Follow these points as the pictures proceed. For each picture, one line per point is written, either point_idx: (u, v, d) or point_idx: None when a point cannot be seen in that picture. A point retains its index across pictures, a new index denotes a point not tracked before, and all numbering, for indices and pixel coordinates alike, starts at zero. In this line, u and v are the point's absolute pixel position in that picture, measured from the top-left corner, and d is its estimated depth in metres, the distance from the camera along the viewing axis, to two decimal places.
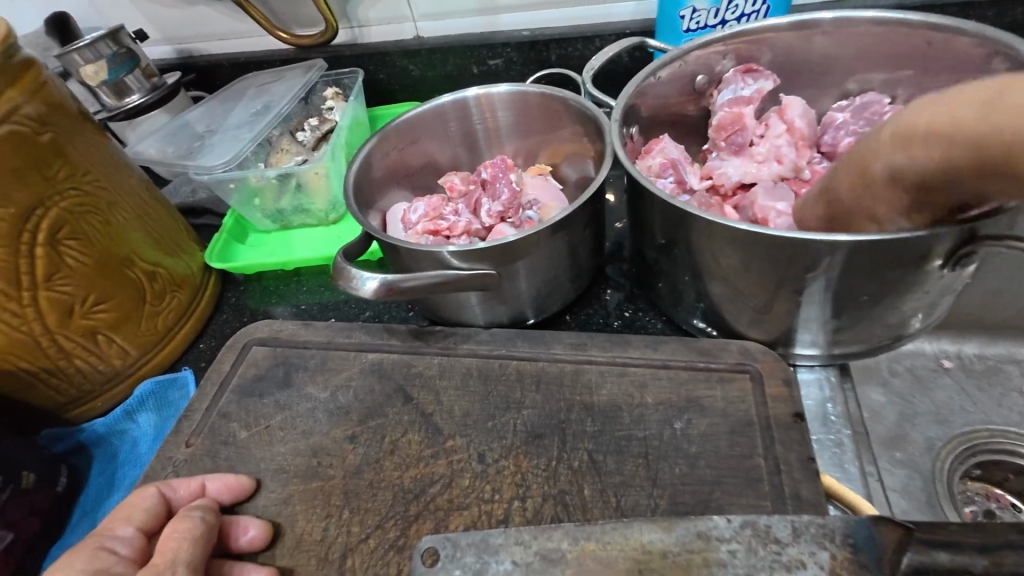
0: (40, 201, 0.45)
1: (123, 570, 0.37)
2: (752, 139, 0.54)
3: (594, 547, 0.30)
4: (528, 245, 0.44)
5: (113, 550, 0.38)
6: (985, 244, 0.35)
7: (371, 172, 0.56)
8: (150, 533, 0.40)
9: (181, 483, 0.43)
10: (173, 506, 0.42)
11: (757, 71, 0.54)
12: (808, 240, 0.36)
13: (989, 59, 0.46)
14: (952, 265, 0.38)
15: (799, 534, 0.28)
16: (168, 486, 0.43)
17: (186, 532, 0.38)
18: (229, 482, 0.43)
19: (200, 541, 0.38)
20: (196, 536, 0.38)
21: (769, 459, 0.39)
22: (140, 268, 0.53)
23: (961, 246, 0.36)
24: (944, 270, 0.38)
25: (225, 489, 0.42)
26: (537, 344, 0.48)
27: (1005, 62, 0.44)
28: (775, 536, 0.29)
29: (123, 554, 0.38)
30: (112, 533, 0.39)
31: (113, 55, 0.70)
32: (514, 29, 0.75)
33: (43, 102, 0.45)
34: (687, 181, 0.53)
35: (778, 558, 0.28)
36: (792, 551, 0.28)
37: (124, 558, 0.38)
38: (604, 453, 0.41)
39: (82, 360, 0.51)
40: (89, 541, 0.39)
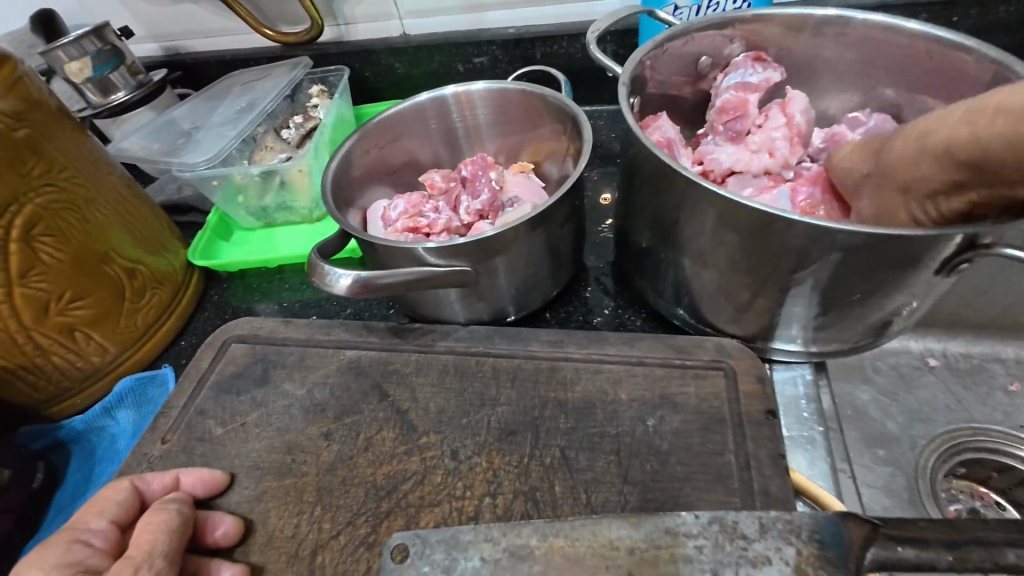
0: (15, 197, 0.45)
1: (96, 564, 0.37)
2: (751, 127, 0.54)
3: (562, 543, 0.32)
4: (504, 242, 0.44)
5: (86, 544, 0.38)
6: (986, 253, 0.35)
7: (351, 169, 0.56)
8: (122, 527, 0.40)
9: (154, 477, 0.42)
10: (145, 499, 0.42)
11: (766, 60, 0.54)
12: (779, 237, 0.36)
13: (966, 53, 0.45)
14: (948, 271, 0.37)
15: (766, 529, 0.30)
16: (141, 480, 0.43)
17: (161, 525, 0.38)
18: (203, 476, 0.42)
19: (176, 531, 0.38)
20: (172, 527, 0.38)
21: (740, 456, 0.39)
22: (118, 264, 0.53)
23: (959, 254, 0.35)
24: (937, 274, 0.37)
25: (198, 483, 0.42)
26: (514, 341, 0.48)
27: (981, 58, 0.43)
28: (742, 532, 0.30)
29: (97, 548, 0.38)
30: (84, 528, 0.39)
31: (98, 52, 0.70)
32: (500, 27, 0.75)
33: (19, 98, 0.45)
34: (681, 163, 0.53)
35: (744, 553, 0.29)
36: (759, 548, 0.29)
37: (97, 552, 0.38)
38: (576, 450, 0.41)
39: (60, 357, 0.51)
40: (61, 536, 0.38)
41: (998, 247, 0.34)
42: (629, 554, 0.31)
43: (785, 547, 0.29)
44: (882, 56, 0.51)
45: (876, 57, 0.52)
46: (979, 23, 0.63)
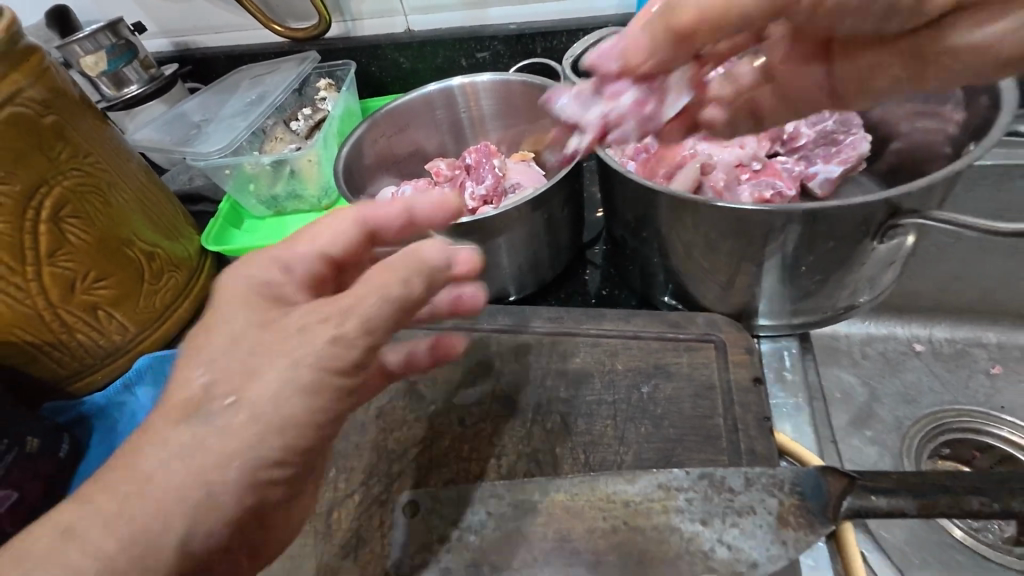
0: (43, 179, 0.48)
1: (291, 296, 0.33)
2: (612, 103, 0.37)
3: (562, 498, 0.38)
4: (507, 220, 0.47)
5: (286, 267, 0.34)
6: (910, 217, 0.38)
7: (362, 156, 0.59)
8: (335, 256, 0.36)
9: (382, 208, 0.37)
10: (373, 224, 0.37)
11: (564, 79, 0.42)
12: (764, 214, 0.38)
13: None
14: (883, 238, 0.41)
15: (751, 483, 0.36)
16: (370, 211, 0.37)
17: (367, 287, 0.30)
18: (438, 200, 0.38)
19: (389, 300, 0.30)
20: (387, 295, 0.30)
21: (727, 419, 0.42)
22: (138, 248, 0.56)
23: (890, 218, 0.38)
24: (875, 242, 0.40)
25: (434, 207, 0.38)
26: (516, 318, 0.50)
27: None
28: (729, 485, 0.36)
29: (296, 276, 0.34)
30: (290, 250, 0.35)
31: (112, 47, 0.73)
32: (501, 23, 0.78)
33: (46, 87, 0.48)
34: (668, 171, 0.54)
35: (731, 504, 0.36)
36: (744, 500, 0.36)
37: (293, 282, 0.34)
38: (575, 416, 0.44)
39: (84, 334, 0.53)
40: (269, 252, 0.34)
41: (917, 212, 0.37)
42: (625, 507, 0.37)
43: (768, 499, 0.36)
44: None
45: None
46: None
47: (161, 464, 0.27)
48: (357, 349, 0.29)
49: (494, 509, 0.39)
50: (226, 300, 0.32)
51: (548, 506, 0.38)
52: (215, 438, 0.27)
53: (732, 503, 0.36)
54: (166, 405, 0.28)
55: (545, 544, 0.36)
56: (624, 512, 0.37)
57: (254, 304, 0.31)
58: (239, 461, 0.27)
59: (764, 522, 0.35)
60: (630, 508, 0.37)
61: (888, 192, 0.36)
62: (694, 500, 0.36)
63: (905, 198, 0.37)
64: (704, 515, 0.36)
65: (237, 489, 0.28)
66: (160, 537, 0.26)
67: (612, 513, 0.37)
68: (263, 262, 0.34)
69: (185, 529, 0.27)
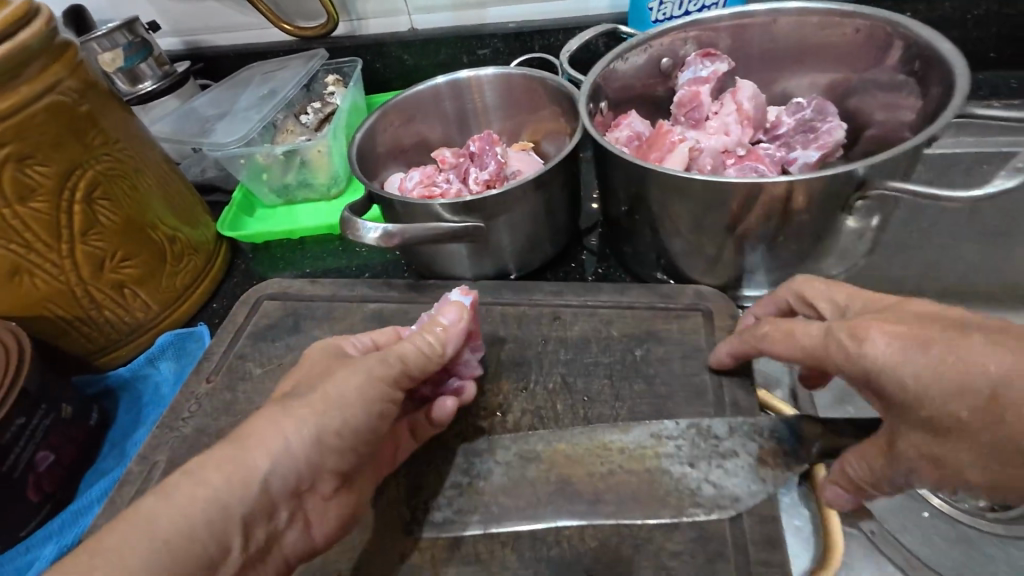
0: (77, 164, 0.51)
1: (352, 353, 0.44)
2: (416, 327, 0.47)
3: (563, 447, 0.43)
4: (509, 199, 0.50)
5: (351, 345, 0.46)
6: (875, 188, 0.42)
7: (374, 146, 0.63)
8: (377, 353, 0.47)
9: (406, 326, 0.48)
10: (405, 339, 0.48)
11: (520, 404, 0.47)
12: (747, 185, 0.42)
13: (892, 41, 0.53)
14: (851, 209, 0.44)
15: (735, 430, 0.41)
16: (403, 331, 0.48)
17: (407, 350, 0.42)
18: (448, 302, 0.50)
19: (422, 352, 0.42)
20: (422, 349, 0.42)
21: (714, 376, 0.46)
22: (162, 231, 0.59)
23: (855, 193, 0.43)
24: (844, 215, 0.44)
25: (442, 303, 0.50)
26: (518, 292, 0.54)
27: (905, 45, 0.52)
28: (714, 433, 0.41)
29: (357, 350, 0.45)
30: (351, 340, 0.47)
31: (128, 44, 0.77)
32: (501, 22, 0.82)
33: (81, 78, 0.51)
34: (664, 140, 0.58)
35: (716, 449, 0.41)
36: (727, 445, 0.41)
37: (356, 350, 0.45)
38: (574, 376, 0.47)
39: (111, 311, 0.57)
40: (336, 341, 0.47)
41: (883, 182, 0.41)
42: (621, 454, 0.42)
43: (750, 443, 0.40)
44: (827, 51, 0.58)
45: (824, 51, 0.59)
46: (928, 19, 0.67)
47: (261, 432, 0.37)
48: (399, 368, 0.41)
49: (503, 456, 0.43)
50: (308, 367, 0.43)
51: (551, 454, 0.42)
52: (292, 414, 0.37)
53: (716, 444, 0.41)
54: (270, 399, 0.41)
55: (548, 486, 0.41)
56: (620, 458, 0.41)
57: (327, 364, 0.43)
58: (313, 427, 0.37)
59: (745, 464, 0.40)
60: (623, 454, 0.41)
61: (854, 164, 0.40)
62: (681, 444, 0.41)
63: (870, 171, 0.41)
64: (692, 458, 0.41)
65: (306, 449, 0.37)
66: (252, 473, 0.36)
67: (608, 458, 0.41)
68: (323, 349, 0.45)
69: (270, 470, 0.36)
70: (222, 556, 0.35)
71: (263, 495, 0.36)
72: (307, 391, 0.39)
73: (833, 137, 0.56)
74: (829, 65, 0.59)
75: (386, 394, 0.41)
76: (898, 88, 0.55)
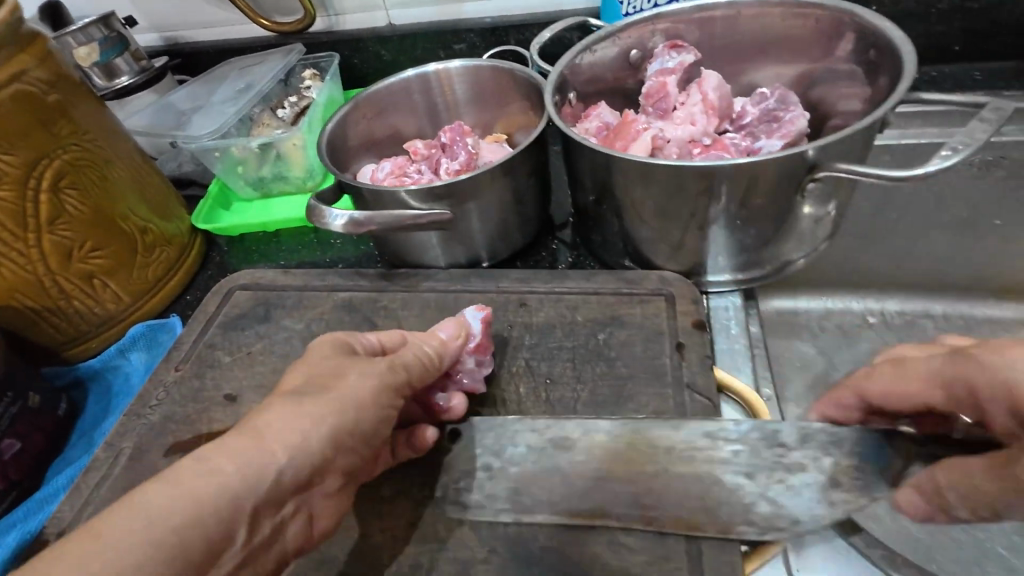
0: (44, 153, 0.51)
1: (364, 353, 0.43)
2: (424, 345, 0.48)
3: (602, 438, 0.43)
4: (476, 186, 0.51)
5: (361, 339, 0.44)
6: (825, 170, 0.42)
7: (346, 137, 0.63)
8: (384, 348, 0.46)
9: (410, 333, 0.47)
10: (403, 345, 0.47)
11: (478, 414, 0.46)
12: (704, 168, 0.43)
13: (850, 32, 0.54)
14: (805, 192, 0.45)
15: (806, 442, 0.41)
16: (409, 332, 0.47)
17: (413, 358, 0.43)
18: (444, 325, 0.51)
19: (427, 364, 0.43)
20: (427, 361, 0.44)
21: (673, 358, 0.47)
22: (133, 222, 0.59)
23: (807, 175, 0.43)
24: (797, 197, 0.45)
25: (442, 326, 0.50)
26: (487, 280, 0.55)
27: (863, 36, 0.53)
28: (783, 442, 0.42)
29: (369, 347, 0.44)
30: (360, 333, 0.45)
31: (104, 39, 0.77)
32: (478, 17, 0.82)
33: (49, 68, 0.51)
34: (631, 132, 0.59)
35: (779, 461, 0.41)
36: (795, 457, 0.41)
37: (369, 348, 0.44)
38: (538, 360, 0.49)
39: (80, 302, 0.57)
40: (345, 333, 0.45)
41: (832, 163, 0.42)
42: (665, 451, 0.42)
43: (822, 458, 0.41)
44: (791, 42, 0.59)
45: (789, 43, 0.60)
46: (893, 12, 0.68)
47: (272, 425, 0.36)
48: (404, 377, 0.42)
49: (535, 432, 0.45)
50: (314, 358, 0.42)
51: (587, 443, 0.43)
52: (305, 409, 0.37)
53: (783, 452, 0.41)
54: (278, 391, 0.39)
55: (586, 478, 0.42)
56: (666, 457, 0.42)
57: (341, 361, 0.41)
58: (329, 423, 0.37)
59: (814, 480, 0.40)
60: (671, 451, 0.42)
61: (803, 146, 0.41)
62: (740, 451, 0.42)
63: (820, 154, 0.42)
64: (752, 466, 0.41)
65: (321, 445, 0.37)
66: (266, 465, 0.35)
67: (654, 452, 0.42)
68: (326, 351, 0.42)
69: (283, 464, 0.35)
70: (224, 546, 0.33)
71: (274, 488, 0.35)
72: (320, 387, 0.39)
73: (796, 127, 0.56)
74: (793, 58, 0.61)
75: (391, 401, 0.41)
76: (857, 79, 0.56)
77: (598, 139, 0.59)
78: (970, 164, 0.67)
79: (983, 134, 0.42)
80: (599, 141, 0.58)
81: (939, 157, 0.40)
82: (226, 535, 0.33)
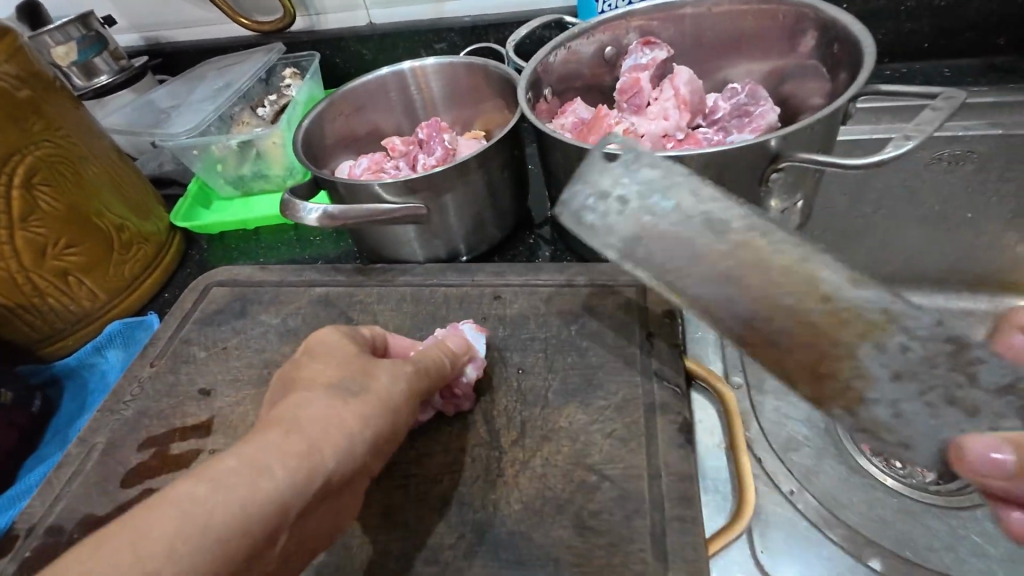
0: (16, 148, 0.51)
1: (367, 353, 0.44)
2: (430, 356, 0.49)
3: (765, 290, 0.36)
4: (449, 180, 0.51)
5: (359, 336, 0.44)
6: (786, 159, 0.43)
7: (323, 134, 0.64)
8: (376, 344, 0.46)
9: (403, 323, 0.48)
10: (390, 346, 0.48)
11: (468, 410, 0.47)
12: (671, 159, 0.43)
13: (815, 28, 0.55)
14: (768, 182, 0.46)
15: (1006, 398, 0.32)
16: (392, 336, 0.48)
17: (432, 361, 0.43)
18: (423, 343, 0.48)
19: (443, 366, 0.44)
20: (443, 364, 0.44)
21: (643, 347, 0.49)
22: (109, 219, 0.59)
23: (770, 165, 0.44)
24: (762, 187, 0.46)
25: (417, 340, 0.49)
26: (463, 274, 0.56)
27: (829, 32, 0.54)
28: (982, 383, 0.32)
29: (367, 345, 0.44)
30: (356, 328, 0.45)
31: (82, 38, 0.77)
32: (457, 16, 0.83)
33: (20, 63, 0.51)
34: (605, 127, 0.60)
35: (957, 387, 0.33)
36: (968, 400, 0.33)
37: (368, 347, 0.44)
38: (511, 350, 0.50)
39: (55, 299, 0.57)
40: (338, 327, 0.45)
41: (792, 153, 0.43)
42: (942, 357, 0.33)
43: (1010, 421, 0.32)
44: (762, 39, 0.60)
45: (760, 40, 0.61)
46: (863, 10, 0.70)
47: (318, 423, 0.35)
48: (429, 379, 0.42)
49: (688, 204, 0.40)
50: (320, 350, 0.42)
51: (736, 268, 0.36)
52: (351, 407, 0.37)
53: (965, 381, 0.33)
54: (299, 388, 0.39)
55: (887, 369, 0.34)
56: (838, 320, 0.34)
57: (353, 358, 0.41)
58: (371, 425, 0.37)
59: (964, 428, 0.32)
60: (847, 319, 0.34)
61: (765, 136, 0.42)
62: (914, 351, 0.33)
63: (782, 144, 0.43)
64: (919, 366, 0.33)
65: (364, 445, 0.37)
66: (317, 465, 0.34)
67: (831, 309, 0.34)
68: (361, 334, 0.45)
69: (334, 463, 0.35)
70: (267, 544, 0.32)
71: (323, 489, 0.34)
72: (361, 386, 0.39)
73: (767, 121, 0.57)
74: (763, 54, 0.62)
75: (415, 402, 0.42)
76: (823, 73, 0.57)
77: (573, 134, 0.60)
78: (939, 159, 0.66)
79: (936, 123, 0.43)
80: (573, 136, 0.58)
81: (895, 144, 0.41)
82: (268, 538, 0.31)
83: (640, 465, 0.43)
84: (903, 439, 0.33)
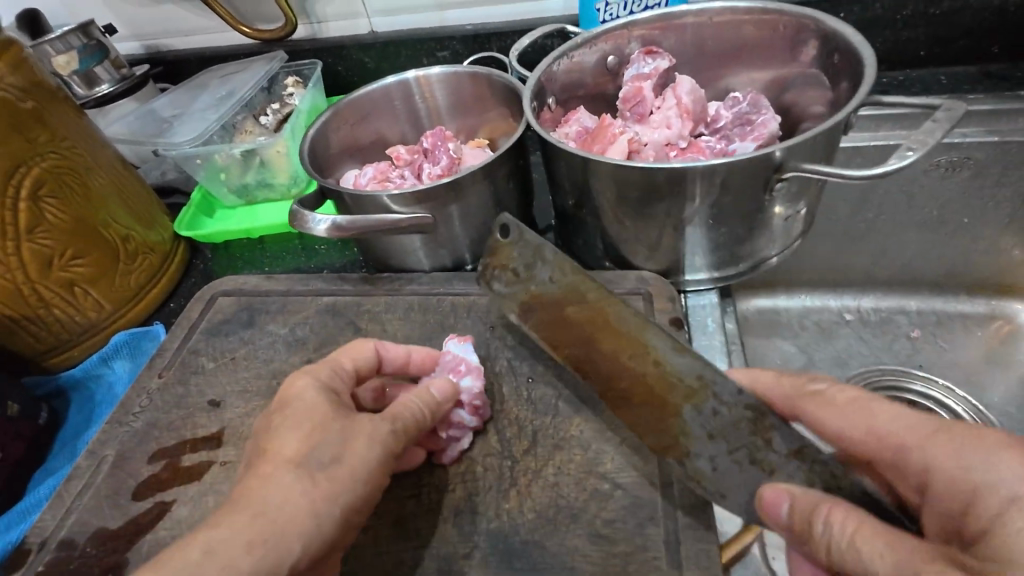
0: (22, 160, 0.51)
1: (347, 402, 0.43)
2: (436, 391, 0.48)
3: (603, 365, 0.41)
4: (455, 191, 0.51)
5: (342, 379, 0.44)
6: (790, 169, 0.44)
7: (328, 143, 0.64)
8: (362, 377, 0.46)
9: (393, 348, 0.48)
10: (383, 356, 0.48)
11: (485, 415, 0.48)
12: (676, 169, 0.44)
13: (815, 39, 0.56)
14: (773, 191, 0.47)
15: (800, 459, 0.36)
16: (382, 344, 0.48)
17: (410, 415, 0.42)
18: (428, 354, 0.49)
19: (423, 418, 0.43)
20: (423, 416, 0.43)
21: None
22: (114, 230, 0.59)
23: (775, 175, 0.45)
24: (766, 196, 0.47)
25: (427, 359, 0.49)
26: (470, 282, 0.57)
27: (828, 43, 0.54)
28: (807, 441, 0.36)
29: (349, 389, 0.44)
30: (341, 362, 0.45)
31: (83, 46, 0.77)
32: (459, 25, 0.83)
33: (25, 74, 0.51)
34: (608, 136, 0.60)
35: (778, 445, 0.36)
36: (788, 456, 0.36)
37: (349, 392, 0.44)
38: (519, 359, 0.51)
39: (61, 310, 0.56)
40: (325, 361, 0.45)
41: (796, 164, 0.44)
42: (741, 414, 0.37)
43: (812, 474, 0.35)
44: (762, 49, 0.61)
45: (760, 49, 0.61)
46: (860, 19, 0.71)
47: (283, 506, 0.36)
48: (406, 438, 0.42)
49: (557, 277, 0.44)
50: (295, 395, 0.42)
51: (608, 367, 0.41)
52: (318, 487, 0.37)
53: (762, 445, 0.36)
54: (270, 458, 0.38)
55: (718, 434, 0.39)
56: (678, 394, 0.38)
57: (331, 410, 0.41)
58: (339, 502, 0.37)
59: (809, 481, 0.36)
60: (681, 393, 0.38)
61: (770, 148, 0.43)
62: (722, 414, 0.37)
63: (786, 154, 0.43)
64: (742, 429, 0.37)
65: (331, 526, 0.37)
66: (281, 559, 0.35)
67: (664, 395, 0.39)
68: (323, 361, 0.45)
69: (298, 551, 0.35)
70: None
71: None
72: (329, 458, 0.38)
73: (769, 129, 0.58)
74: (763, 63, 0.62)
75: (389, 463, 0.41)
76: (823, 82, 0.57)
77: (577, 143, 0.60)
78: (937, 165, 0.67)
79: (937, 134, 0.44)
80: (577, 145, 0.59)
81: (898, 156, 0.42)
82: None
83: (650, 473, 0.43)
84: (719, 488, 0.39)
